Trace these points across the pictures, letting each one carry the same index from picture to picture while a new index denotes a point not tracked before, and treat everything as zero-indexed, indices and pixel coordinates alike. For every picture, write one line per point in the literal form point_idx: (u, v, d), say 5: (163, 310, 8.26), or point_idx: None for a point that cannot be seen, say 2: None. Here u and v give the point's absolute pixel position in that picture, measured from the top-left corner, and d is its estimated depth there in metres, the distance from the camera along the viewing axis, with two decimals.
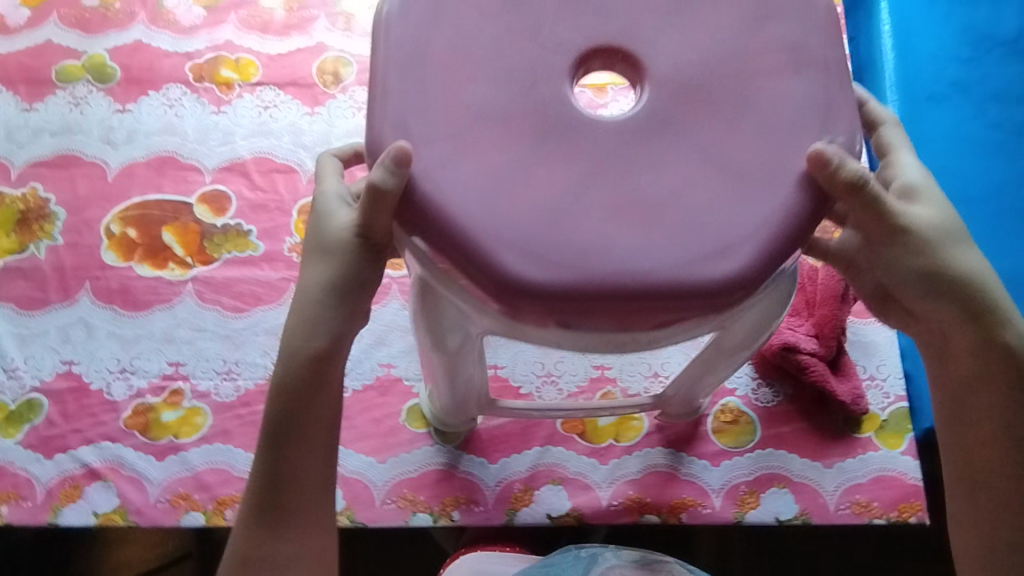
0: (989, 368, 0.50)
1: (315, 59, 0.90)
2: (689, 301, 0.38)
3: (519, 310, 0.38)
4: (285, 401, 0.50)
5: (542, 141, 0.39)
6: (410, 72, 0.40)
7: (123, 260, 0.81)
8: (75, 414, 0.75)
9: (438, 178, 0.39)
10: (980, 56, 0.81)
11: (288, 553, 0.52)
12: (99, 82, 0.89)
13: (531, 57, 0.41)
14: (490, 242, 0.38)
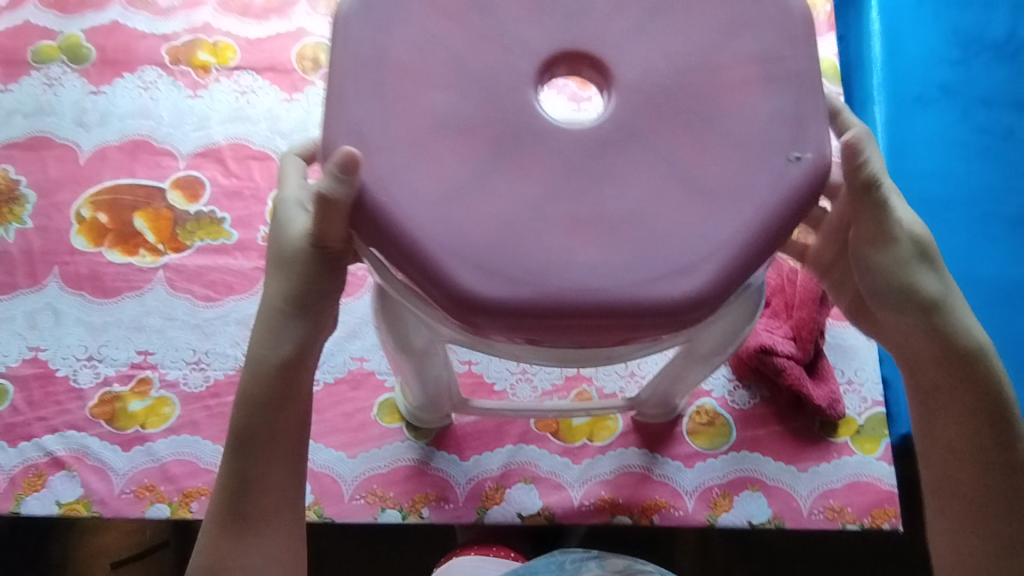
0: (954, 379, 0.51)
1: (295, 45, 0.88)
2: (658, 320, 0.35)
3: (475, 327, 0.35)
4: (250, 411, 0.48)
5: (501, 151, 0.36)
6: (360, 76, 0.37)
7: (93, 245, 0.80)
8: (40, 401, 0.74)
9: (390, 186, 0.36)
10: (968, 59, 0.80)
11: (253, 562, 0.49)
12: (74, 63, 0.87)
13: (493, 60, 0.38)
14: (442, 254, 0.35)
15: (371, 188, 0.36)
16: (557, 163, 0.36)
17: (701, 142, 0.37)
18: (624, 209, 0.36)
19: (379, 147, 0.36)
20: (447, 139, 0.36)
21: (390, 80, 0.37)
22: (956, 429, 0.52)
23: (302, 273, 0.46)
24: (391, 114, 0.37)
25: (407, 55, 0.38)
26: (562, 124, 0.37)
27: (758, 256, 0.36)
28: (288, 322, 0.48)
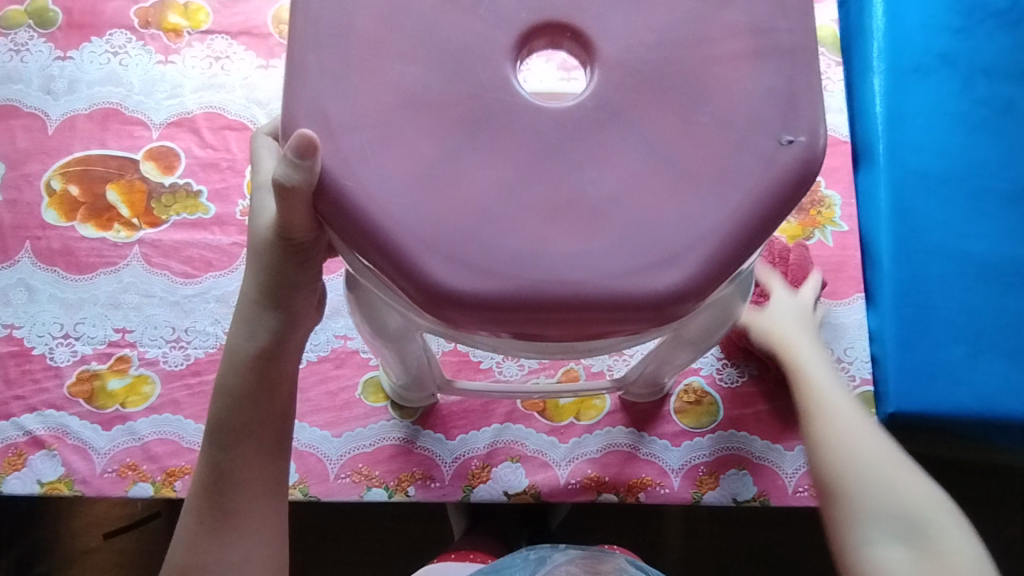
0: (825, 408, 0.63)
1: (270, 7, 0.83)
2: (643, 313, 0.34)
3: (447, 320, 0.34)
4: (228, 402, 0.47)
5: (472, 132, 0.34)
6: (323, 48, 0.35)
7: (65, 219, 0.77)
8: (17, 379, 0.72)
9: (355, 169, 0.34)
10: (971, 27, 0.77)
11: (235, 558, 0.47)
12: (39, 26, 0.82)
13: (464, 31, 0.35)
14: (411, 243, 0.33)
15: (335, 170, 0.33)
16: (533, 143, 0.34)
17: (687, 120, 0.35)
18: (604, 194, 0.34)
19: (342, 125, 0.34)
20: (416, 116, 0.34)
21: (353, 52, 0.35)
22: (829, 435, 0.61)
23: (274, 267, 0.43)
24: (356, 90, 0.34)
25: (372, 24, 0.35)
26: (539, 101, 0.35)
27: (745, 244, 0.35)
28: (263, 313, 0.45)
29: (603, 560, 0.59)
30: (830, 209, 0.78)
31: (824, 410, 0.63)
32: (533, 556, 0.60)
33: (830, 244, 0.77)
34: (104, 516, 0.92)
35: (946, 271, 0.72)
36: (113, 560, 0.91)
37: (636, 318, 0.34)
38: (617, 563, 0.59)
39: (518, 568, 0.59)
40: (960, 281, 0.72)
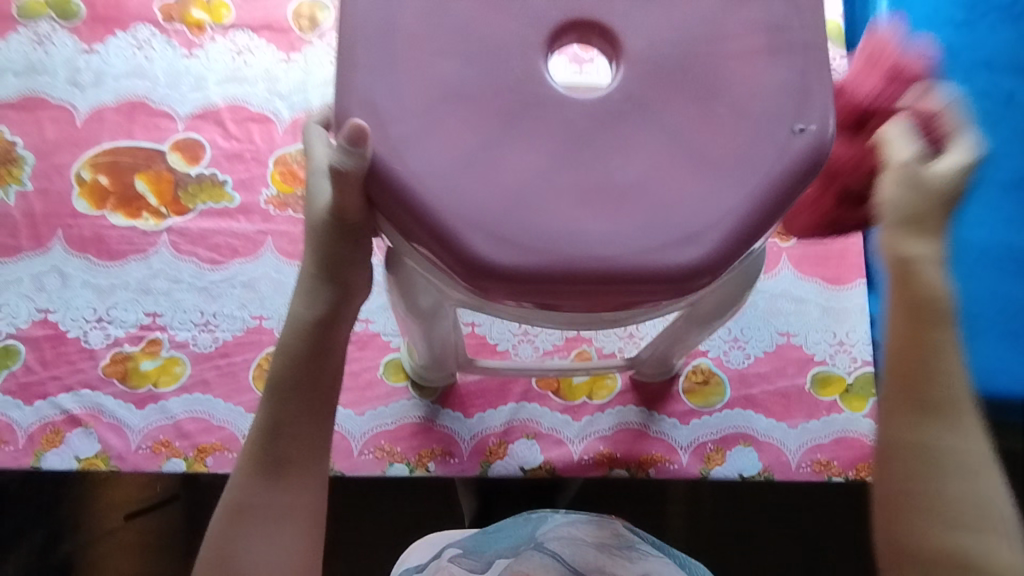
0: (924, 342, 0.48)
1: (291, 2, 0.86)
2: (668, 287, 0.37)
3: (486, 292, 0.37)
4: (291, 362, 0.50)
5: (509, 122, 0.37)
6: (372, 43, 0.38)
7: (95, 208, 0.80)
8: (52, 361, 0.76)
9: (402, 155, 0.36)
10: (974, 22, 0.79)
11: (280, 506, 0.50)
12: (63, 20, 0.85)
13: (501, 28, 0.38)
14: (455, 222, 0.36)
15: (384, 156, 0.36)
16: (565, 133, 0.37)
17: (706, 110, 0.38)
18: (632, 180, 0.37)
19: (391, 116, 0.37)
20: (458, 107, 0.37)
21: (399, 48, 0.37)
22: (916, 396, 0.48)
23: (328, 244, 0.46)
24: (401, 83, 0.37)
25: (416, 22, 0.38)
26: (570, 93, 0.38)
27: (761, 224, 0.38)
28: (322, 285, 0.49)
29: (602, 524, 0.67)
30: None
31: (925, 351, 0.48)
32: (538, 516, 0.67)
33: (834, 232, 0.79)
34: (123, 499, 0.90)
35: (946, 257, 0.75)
36: (134, 540, 0.90)
37: (667, 289, 0.37)
38: (613, 527, 0.67)
39: (521, 523, 0.67)
40: (960, 266, 0.75)
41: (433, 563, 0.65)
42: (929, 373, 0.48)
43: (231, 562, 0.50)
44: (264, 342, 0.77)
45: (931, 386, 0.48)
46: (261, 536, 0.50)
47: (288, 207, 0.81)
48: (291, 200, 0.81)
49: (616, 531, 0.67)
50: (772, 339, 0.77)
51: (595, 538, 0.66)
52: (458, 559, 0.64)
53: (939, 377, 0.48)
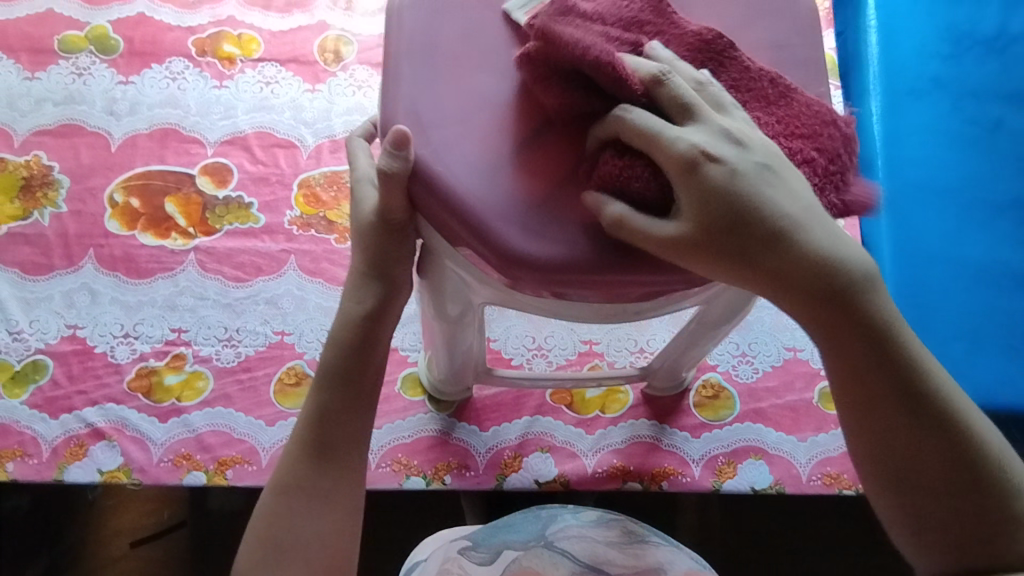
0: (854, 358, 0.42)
1: (317, 37, 0.91)
2: (683, 275, 0.41)
3: (517, 280, 0.41)
4: (341, 352, 0.54)
5: (542, 130, 0.42)
6: (419, 61, 0.43)
7: (126, 228, 0.83)
8: (79, 375, 0.78)
9: (445, 158, 0.41)
10: (959, 54, 0.84)
11: (324, 489, 0.53)
12: (102, 53, 0.90)
13: (533, 49, 0.44)
14: (492, 217, 0.40)
15: (427, 158, 0.41)
16: (587, 140, 0.42)
17: None
18: None
19: (433, 123, 0.42)
20: (493, 116, 0.42)
21: (441, 64, 0.43)
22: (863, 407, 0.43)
23: (377, 243, 0.49)
24: (445, 95, 0.42)
25: (456, 43, 0.43)
26: None
27: None
28: (369, 285, 0.52)
29: (612, 523, 0.66)
30: None
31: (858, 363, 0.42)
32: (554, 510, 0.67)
33: None
34: (130, 526, 0.89)
35: (944, 276, 0.76)
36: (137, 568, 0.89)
37: (686, 280, 0.41)
38: (624, 526, 0.66)
39: (531, 520, 0.66)
40: (957, 284, 0.76)
41: (442, 553, 0.64)
42: (883, 394, 0.42)
43: (279, 540, 0.52)
44: (285, 356, 0.79)
45: (882, 413, 0.42)
46: (305, 517, 0.52)
47: (310, 227, 0.84)
48: (314, 221, 0.84)
49: (628, 530, 0.66)
50: (779, 354, 0.80)
51: (604, 536, 0.65)
52: (467, 551, 0.63)
53: (893, 400, 0.42)
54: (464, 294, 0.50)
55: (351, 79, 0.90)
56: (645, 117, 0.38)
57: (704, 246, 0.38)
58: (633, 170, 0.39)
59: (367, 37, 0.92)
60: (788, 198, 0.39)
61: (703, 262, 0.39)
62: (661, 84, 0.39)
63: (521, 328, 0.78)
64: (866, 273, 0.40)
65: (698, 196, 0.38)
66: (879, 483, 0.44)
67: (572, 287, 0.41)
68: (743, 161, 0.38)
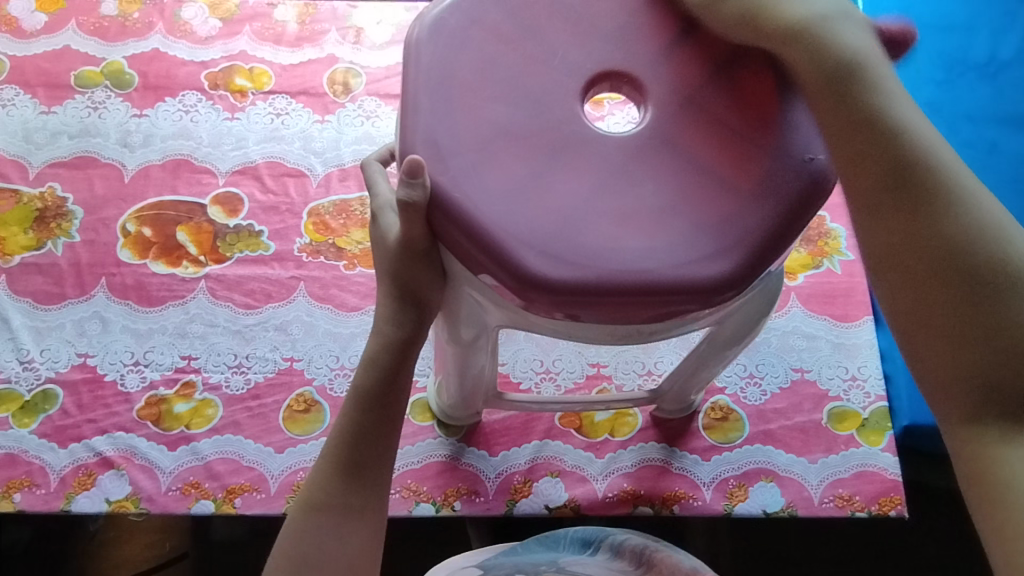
0: (854, 115, 0.43)
1: (327, 70, 0.94)
2: (698, 296, 0.42)
3: (532, 302, 0.42)
4: (373, 373, 0.54)
5: (556, 156, 0.44)
6: (436, 92, 0.44)
7: (137, 257, 0.85)
8: (89, 405, 0.78)
9: (463, 185, 0.43)
10: (952, 79, 0.86)
11: (354, 507, 0.54)
12: (117, 88, 0.93)
13: (547, 79, 0.45)
14: (510, 242, 0.42)
15: (445, 184, 0.42)
16: (601, 165, 0.44)
17: (718, 144, 0.45)
18: (661, 202, 0.43)
19: (451, 150, 0.43)
20: (509, 143, 0.44)
21: (457, 94, 0.44)
22: (858, 165, 0.43)
23: (396, 269, 0.49)
24: (462, 124, 0.44)
25: (472, 74, 0.45)
26: (606, 133, 0.45)
27: (777, 241, 0.43)
28: (395, 309, 0.53)
29: (621, 551, 0.64)
30: (836, 241, 0.85)
31: (855, 112, 0.43)
32: (567, 540, 0.66)
33: (838, 271, 0.84)
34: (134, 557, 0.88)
35: None
36: None
37: (706, 297, 0.42)
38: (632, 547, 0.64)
39: (541, 549, 0.65)
40: None
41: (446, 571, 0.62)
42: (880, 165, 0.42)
43: (305, 557, 0.52)
44: (294, 382, 0.80)
45: (885, 182, 0.42)
46: (330, 536, 0.53)
47: (320, 254, 0.85)
48: (323, 248, 0.86)
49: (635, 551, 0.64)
50: (787, 375, 0.80)
51: (614, 564, 0.63)
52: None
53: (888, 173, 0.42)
54: (479, 318, 0.51)
55: (359, 109, 0.93)
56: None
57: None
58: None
59: (375, 69, 0.94)
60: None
61: (714, 6, 0.46)
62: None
63: (529, 352, 0.78)
64: (870, 49, 0.44)
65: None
66: (883, 280, 0.44)
67: (588, 307, 0.42)
68: None
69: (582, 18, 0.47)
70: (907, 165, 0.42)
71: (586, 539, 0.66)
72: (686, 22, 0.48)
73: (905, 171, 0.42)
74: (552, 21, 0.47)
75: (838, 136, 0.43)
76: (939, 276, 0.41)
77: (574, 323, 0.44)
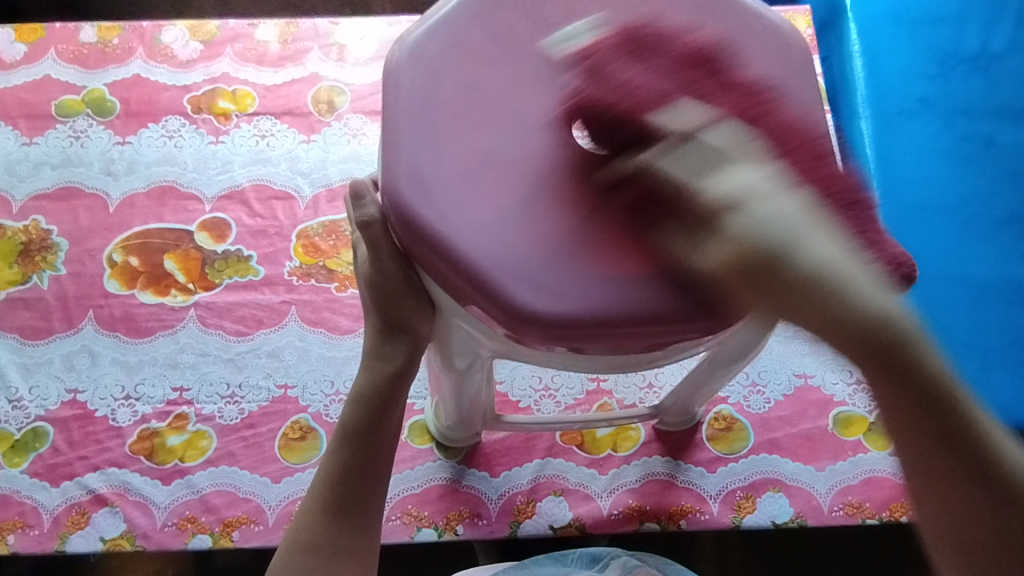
0: (892, 379, 0.40)
1: (310, 89, 0.93)
2: (686, 325, 0.41)
3: (524, 336, 0.41)
4: (366, 409, 0.54)
5: (548, 183, 0.42)
6: (419, 121, 0.43)
7: (125, 288, 0.83)
8: (80, 441, 0.76)
9: (450, 219, 0.41)
10: (945, 73, 0.84)
11: (343, 546, 0.53)
12: (99, 116, 0.91)
13: (535, 101, 0.44)
14: (499, 276, 0.41)
15: (432, 219, 0.41)
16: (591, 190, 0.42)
17: None
18: None
19: (436, 181, 0.42)
20: (494, 171, 0.42)
21: (440, 120, 0.43)
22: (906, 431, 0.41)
23: (382, 302, 0.49)
24: (444, 151, 0.43)
25: (455, 99, 0.44)
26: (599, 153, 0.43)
27: None
28: (387, 341, 0.53)
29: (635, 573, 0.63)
30: None
31: (898, 383, 0.40)
32: (575, 556, 0.64)
33: None
34: None
35: (950, 294, 0.76)
36: None
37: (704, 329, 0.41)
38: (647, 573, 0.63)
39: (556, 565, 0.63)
40: (962, 302, 0.75)
41: None
42: (931, 428, 0.40)
43: None
44: (289, 410, 0.78)
45: (922, 435, 0.41)
46: None
47: (310, 277, 0.84)
48: (314, 271, 0.84)
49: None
50: (790, 381, 0.78)
51: None
52: None
53: (928, 426, 0.40)
54: (472, 348, 0.49)
55: (345, 127, 0.91)
56: (676, 166, 0.39)
57: (733, 283, 0.39)
58: (665, 210, 0.40)
59: (360, 86, 0.93)
60: (819, 241, 0.38)
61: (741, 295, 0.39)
62: (696, 132, 0.39)
63: (528, 369, 0.77)
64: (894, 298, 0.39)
65: (735, 242, 0.38)
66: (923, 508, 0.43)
67: (582, 344, 0.41)
68: (765, 195, 0.38)
69: (567, 35, 0.45)
70: (945, 412, 0.40)
71: (595, 555, 0.64)
72: (673, 34, 0.46)
73: (937, 423, 0.40)
74: (534, 40, 0.45)
75: (888, 397, 0.40)
76: (971, 503, 0.41)
77: (573, 354, 0.42)
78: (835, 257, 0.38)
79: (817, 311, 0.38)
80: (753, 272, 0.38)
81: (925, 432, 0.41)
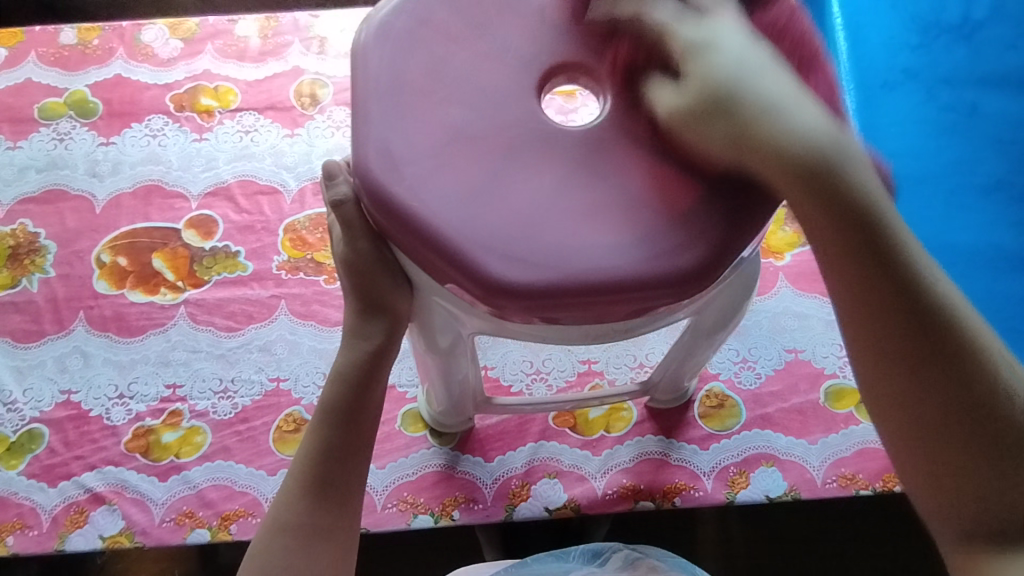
0: (842, 232, 0.42)
1: (293, 83, 0.92)
2: (657, 289, 0.41)
3: (501, 310, 0.41)
4: (347, 387, 0.55)
5: (515, 155, 0.43)
6: (388, 100, 0.43)
7: (114, 287, 0.83)
8: (76, 441, 0.77)
9: (420, 194, 0.41)
10: (928, 43, 0.84)
11: (324, 525, 0.54)
12: (82, 117, 0.91)
13: (500, 76, 0.44)
14: (472, 248, 0.41)
15: (402, 194, 0.41)
16: (560, 161, 0.43)
17: None
18: (622, 198, 0.42)
19: (405, 158, 0.42)
20: (463, 146, 0.42)
21: (408, 99, 0.43)
22: (863, 288, 0.42)
23: (360, 282, 0.49)
24: (413, 129, 0.43)
25: (424, 79, 0.44)
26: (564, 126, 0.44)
27: (745, 225, 0.42)
28: (366, 320, 0.54)
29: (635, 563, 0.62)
30: None
31: (839, 231, 0.42)
32: (576, 552, 0.64)
33: None
34: None
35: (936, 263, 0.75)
36: None
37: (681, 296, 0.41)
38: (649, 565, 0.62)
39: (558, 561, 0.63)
40: (951, 271, 0.75)
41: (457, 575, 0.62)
42: (875, 284, 0.42)
43: None
44: (282, 404, 0.79)
45: (884, 298, 0.42)
46: (300, 560, 0.53)
47: (299, 270, 0.84)
48: (302, 264, 0.84)
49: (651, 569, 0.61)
50: (781, 357, 0.79)
51: None
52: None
53: (881, 289, 0.42)
54: (453, 326, 0.50)
55: (328, 120, 0.91)
56: (663, 11, 0.44)
57: (689, 119, 0.42)
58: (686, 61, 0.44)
59: (342, 78, 0.93)
60: (775, 83, 0.42)
61: (699, 132, 0.42)
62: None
63: (518, 354, 0.77)
64: (847, 157, 0.42)
65: (697, 74, 0.42)
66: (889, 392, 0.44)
67: (558, 313, 0.41)
68: (737, 51, 0.42)
69: (532, 11, 0.46)
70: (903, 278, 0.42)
71: (596, 550, 0.64)
72: None
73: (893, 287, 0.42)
74: (498, 15, 0.45)
75: (842, 249, 0.42)
76: (923, 376, 0.43)
77: (552, 325, 0.43)
78: (790, 101, 0.42)
79: (761, 153, 0.41)
80: (706, 111, 0.42)
81: (883, 299, 0.42)
